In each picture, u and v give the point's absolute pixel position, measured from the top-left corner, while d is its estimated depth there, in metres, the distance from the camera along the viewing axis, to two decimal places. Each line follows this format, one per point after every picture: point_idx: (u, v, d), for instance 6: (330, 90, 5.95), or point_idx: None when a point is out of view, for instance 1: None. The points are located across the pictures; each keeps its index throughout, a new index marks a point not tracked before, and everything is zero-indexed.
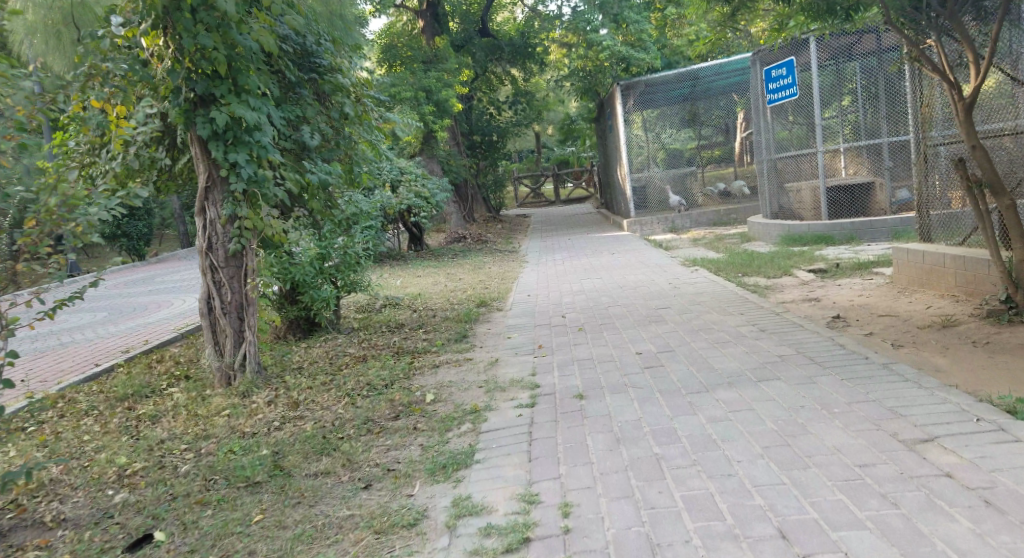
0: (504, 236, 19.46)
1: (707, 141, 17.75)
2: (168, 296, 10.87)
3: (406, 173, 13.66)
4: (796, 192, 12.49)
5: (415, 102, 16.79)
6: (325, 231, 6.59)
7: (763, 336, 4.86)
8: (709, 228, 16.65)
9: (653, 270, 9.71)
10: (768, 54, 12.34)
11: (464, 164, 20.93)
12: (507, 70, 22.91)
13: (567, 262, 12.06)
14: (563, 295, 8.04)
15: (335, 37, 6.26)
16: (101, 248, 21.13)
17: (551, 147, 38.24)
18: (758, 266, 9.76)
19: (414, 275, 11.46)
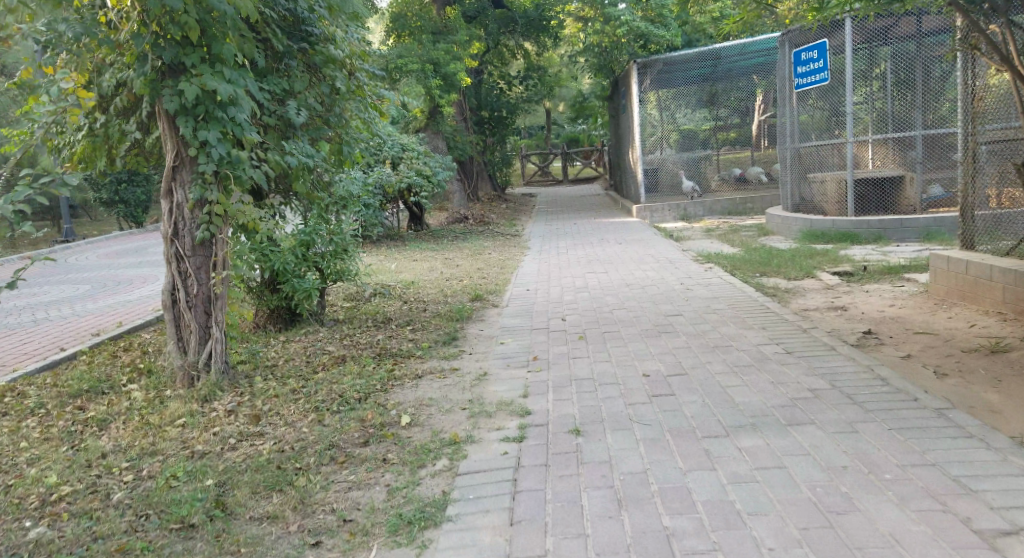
0: (510, 217, 18.93)
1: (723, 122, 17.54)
2: (152, 270, 10.34)
3: (408, 149, 13.21)
4: (821, 183, 11.99)
5: (421, 75, 16.24)
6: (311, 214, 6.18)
7: (787, 362, 4.36)
8: (723, 217, 16.12)
9: (664, 265, 9.17)
10: (800, 35, 11.78)
11: (471, 140, 20.35)
12: (520, 43, 22.30)
13: (573, 251, 11.53)
14: (567, 291, 7.55)
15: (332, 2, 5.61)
16: (97, 213, 20.55)
17: (562, 125, 37.57)
18: (777, 265, 9.24)
19: (413, 258, 10.95)
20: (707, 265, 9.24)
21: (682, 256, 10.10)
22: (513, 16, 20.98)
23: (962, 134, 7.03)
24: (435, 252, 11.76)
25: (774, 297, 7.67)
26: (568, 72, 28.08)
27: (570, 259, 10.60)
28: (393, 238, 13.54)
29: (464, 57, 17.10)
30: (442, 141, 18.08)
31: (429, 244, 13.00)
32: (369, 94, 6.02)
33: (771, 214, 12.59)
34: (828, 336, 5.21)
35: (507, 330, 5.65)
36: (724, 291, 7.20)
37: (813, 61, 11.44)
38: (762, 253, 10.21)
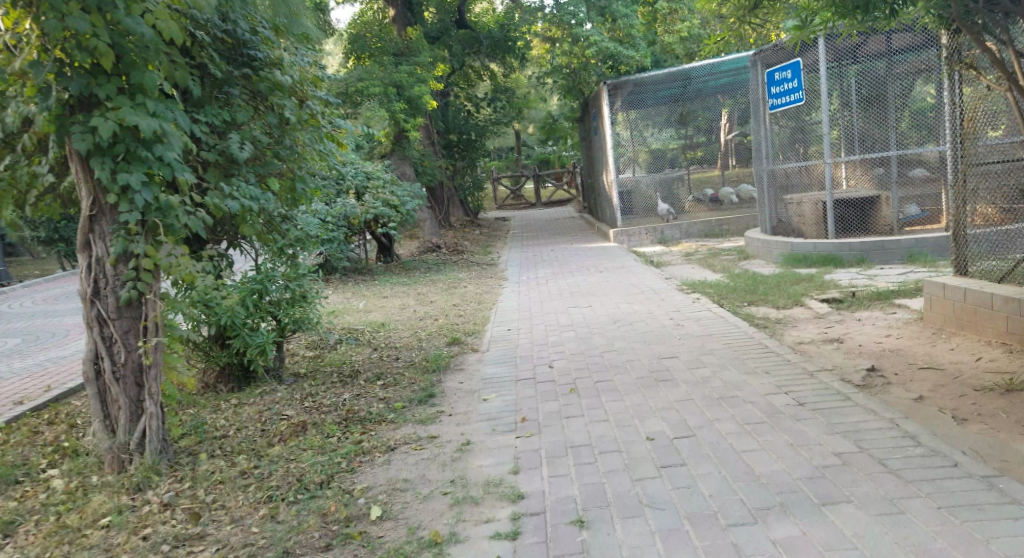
0: (481, 243, 18.44)
1: (689, 141, 17.23)
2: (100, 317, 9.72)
3: (373, 178, 12.70)
4: (796, 205, 11.58)
5: (385, 99, 15.97)
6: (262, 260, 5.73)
7: (804, 415, 3.87)
8: (700, 240, 15.68)
9: (647, 298, 8.71)
10: (772, 55, 11.55)
11: (439, 166, 19.89)
12: (486, 65, 21.97)
13: (549, 283, 11.07)
14: (548, 332, 7.05)
15: (276, 24, 5.39)
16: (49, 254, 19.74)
17: (532, 146, 37.18)
18: (764, 292, 8.78)
19: (382, 296, 10.39)
20: (695, 295, 8.79)
21: (666, 285, 9.66)
22: (477, 37, 20.75)
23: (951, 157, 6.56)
24: (406, 287, 11.22)
25: (766, 329, 7.23)
26: (535, 93, 27.74)
27: (548, 291, 10.16)
28: (360, 272, 13.01)
29: (428, 78, 16.84)
30: (409, 168, 17.58)
31: (398, 278, 12.48)
32: (325, 124, 5.68)
33: (750, 237, 12.18)
34: (839, 381, 4.74)
35: (482, 387, 5.14)
36: (717, 326, 6.76)
37: (787, 80, 11.21)
38: (746, 278, 9.80)
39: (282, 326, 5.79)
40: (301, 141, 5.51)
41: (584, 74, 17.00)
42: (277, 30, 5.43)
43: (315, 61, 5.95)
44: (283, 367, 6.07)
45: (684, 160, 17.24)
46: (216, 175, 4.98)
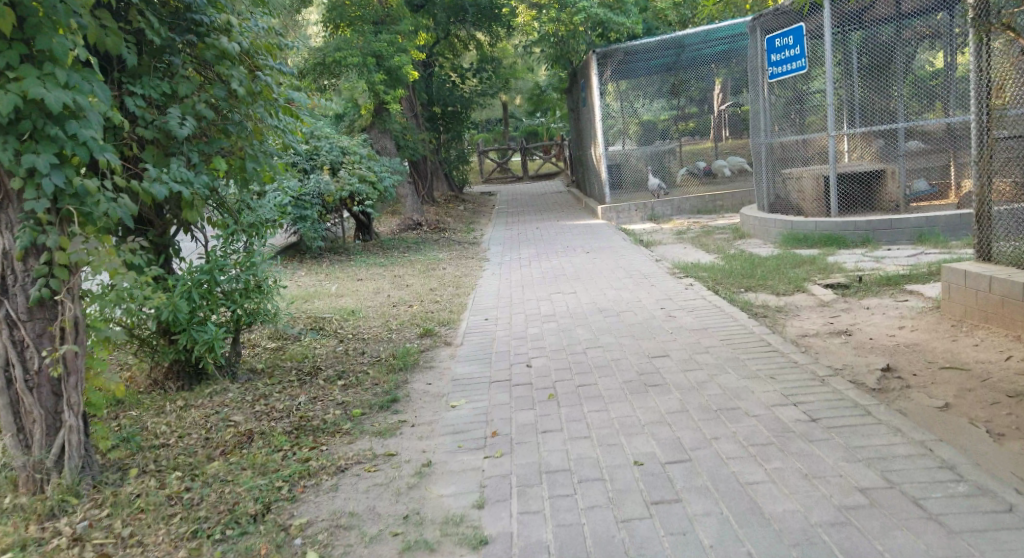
0: (465, 219, 17.89)
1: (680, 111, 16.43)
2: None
3: (349, 153, 12.17)
4: (796, 180, 11.21)
5: (364, 70, 15.53)
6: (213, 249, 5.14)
7: (821, 442, 3.40)
8: (692, 217, 15.15)
9: (637, 282, 8.23)
10: (773, 19, 11.01)
11: (422, 139, 19.30)
12: (472, 34, 21.34)
13: (532, 266, 10.56)
14: (529, 325, 6.55)
15: None
16: None
17: (519, 119, 36.55)
18: (763, 276, 8.29)
19: (357, 279, 9.91)
20: (687, 279, 8.32)
21: (657, 268, 9.19)
22: (462, 5, 20.07)
23: (976, 126, 6.26)
24: (383, 269, 10.74)
25: (765, 320, 6.77)
26: (522, 63, 27.07)
27: (532, 276, 9.65)
28: (337, 251, 12.51)
29: (409, 48, 16.39)
30: (390, 141, 17.12)
31: (376, 258, 12.00)
32: (279, 97, 5.18)
33: (746, 215, 11.66)
34: (854, 388, 4.27)
35: (453, 390, 4.64)
36: (711, 318, 6.28)
37: (789, 47, 10.68)
38: (740, 260, 9.33)
39: (234, 318, 5.25)
40: (254, 117, 4.99)
41: (571, 45, 16.41)
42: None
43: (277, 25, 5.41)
44: (239, 363, 5.54)
45: (678, 132, 16.65)
46: (156, 157, 4.50)
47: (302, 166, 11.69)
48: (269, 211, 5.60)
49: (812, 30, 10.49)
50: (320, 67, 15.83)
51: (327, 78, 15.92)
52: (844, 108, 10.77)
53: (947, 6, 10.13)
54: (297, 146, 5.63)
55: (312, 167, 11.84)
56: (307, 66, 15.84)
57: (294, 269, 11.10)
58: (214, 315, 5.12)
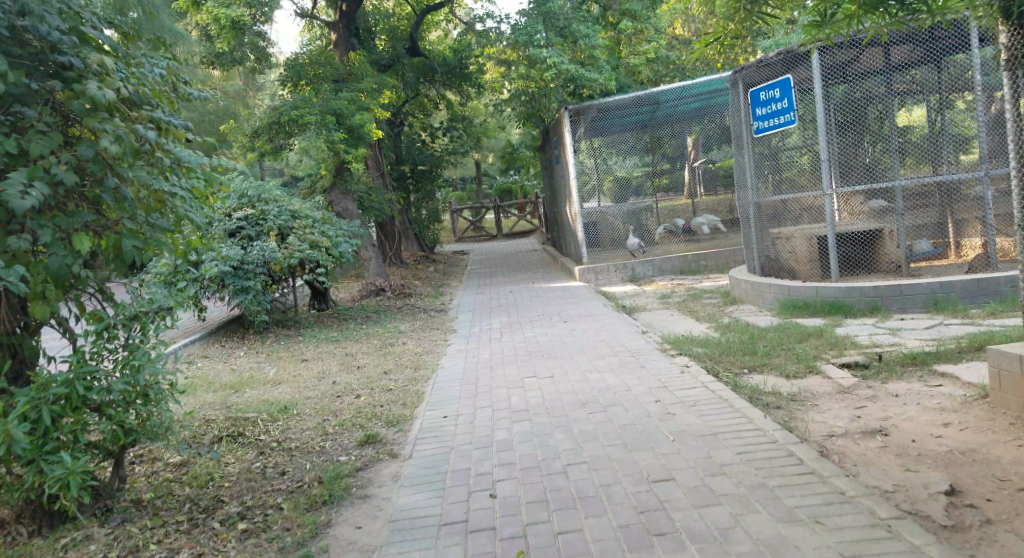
0: (433, 282, 16.73)
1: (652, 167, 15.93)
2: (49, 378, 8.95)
3: (300, 218, 11.81)
4: (786, 241, 10.21)
5: (323, 128, 14.58)
6: (82, 354, 4.38)
7: None
8: (675, 277, 13.81)
9: (624, 362, 7.12)
10: (756, 72, 10.10)
11: (389, 199, 18.29)
12: (442, 93, 20.64)
13: (500, 341, 9.38)
14: (495, 429, 5.43)
15: (97, 36, 4.31)
16: None
17: (494, 176, 35.79)
18: (768, 352, 7.15)
19: (311, 372, 8.71)
20: (681, 358, 7.17)
21: (644, 344, 8.05)
22: (431, 65, 19.49)
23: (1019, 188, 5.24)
24: (338, 354, 9.57)
25: (779, 413, 5.61)
26: (494, 121, 26.21)
27: (504, 353, 8.47)
28: (292, 334, 11.36)
29: (372, 105, 15.55)
30: (351, 203, 15.97)
31: (330, 337, 10.81)
32: (166, 157, 4.48)
33: (737, 278, 10.53)
34: (937, 543, 3.41)
35: (386, 541, 3.93)
36: (717, 417, 5.15)
37: (775, 100, 9.77)
38: (738, 333, 8.20)
39: (109, 439, 4.37)
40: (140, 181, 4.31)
41: (543, 101, 15.33)
42: (102, 48, 4.35)
43: (174, 77, 4.89)
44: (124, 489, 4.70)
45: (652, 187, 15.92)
46: None
47: (246, 233, 11.29)
48: (163, 300, 4.80)
49: (800, 82, 9.53)
50: (276, 126, 14.82)
51: (285, 137, 14.88)
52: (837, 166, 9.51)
53: (937, 58, 9.06)
54: (205, 219, 4.90)
55: (257, 234, 11.37)
56: (262, 125, 14.85)
57: (245, 356, 9.95)
58: (80, 441, 4.26)
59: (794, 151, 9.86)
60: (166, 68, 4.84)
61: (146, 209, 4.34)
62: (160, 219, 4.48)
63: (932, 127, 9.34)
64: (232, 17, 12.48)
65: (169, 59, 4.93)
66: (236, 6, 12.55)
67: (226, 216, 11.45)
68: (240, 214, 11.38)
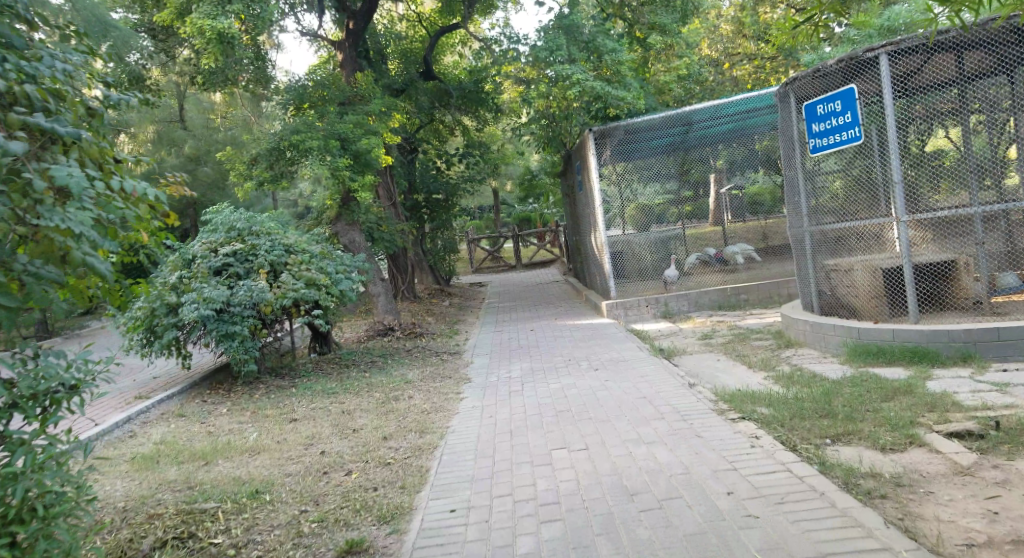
0: (447, 319, 15.54)
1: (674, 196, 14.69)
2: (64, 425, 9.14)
3: (295, 253, 10.99)
4: (844, 274, 8.93)
5: (327, 154, 13.52)
6: None
7: None
8: (713, 313, 12.26)
9: (678, 435, 5.98)
10: (810, 83, 8.90)
11: (401, 230, 17.18)
12: (457, 119, 19.62)
13: (522, 396, 8.06)
14: (527, 537, 4.43)
15: None
16: None
17: (512, 204, 34.61)
18: (853, 416, 5.89)
19: (305, 442, 7.54)
20: (738, 430, 5.97)
21: (692, 405, 6.75)
22: (447, 88, 18.58)
23: None
24: (338, 415, 8.42)
25: (890, 509, 4.35)
26: (511, 147, 25.11)
27: (525, 416, 7.19)
28: (285, 389, 10.19)
29: (380, 129, 14.45)
30: (358, 234, 14.82)
31: (328, 393, 9.62)
32: (59, 189, 3.55)
33: (789, 316, 9.28)
34: None
35: None
36: (816, 525, 4.16)
37: (836, 114, 8.56)
38: (805, 390, 6.92)
39: None
40: (24, 211, 3.38)
41: (565, 125, 14.18)
42: None
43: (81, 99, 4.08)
44: None
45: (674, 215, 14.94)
46: None
47: (234, 270, 10.47)
48: (66, 376, 3.81)
49: (865, 93, 8.29)
50: (278, 153, 13.73)
51: (288, 163, 13.79)
52: (913, 191, 8.20)
53: (1011, 68, 7.77)
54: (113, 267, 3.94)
55: (247, 271, 10.56)
56: (263, 151, 13.77)
57: (227, 416, 9.14)
58: None
59: (845, 174, 8.70)
60: (68, 84, 3.97)
61: (32, 250, 3.42)
62: (50, 264, 3.49)
63: (997, 147, 8.16)
64: (219, 30, 11.38)
65: (74, 79, 4.07)
66: (226, 17, 11.55)
67: (212, 252, 10.65)
68: (227, 250, 10.54)
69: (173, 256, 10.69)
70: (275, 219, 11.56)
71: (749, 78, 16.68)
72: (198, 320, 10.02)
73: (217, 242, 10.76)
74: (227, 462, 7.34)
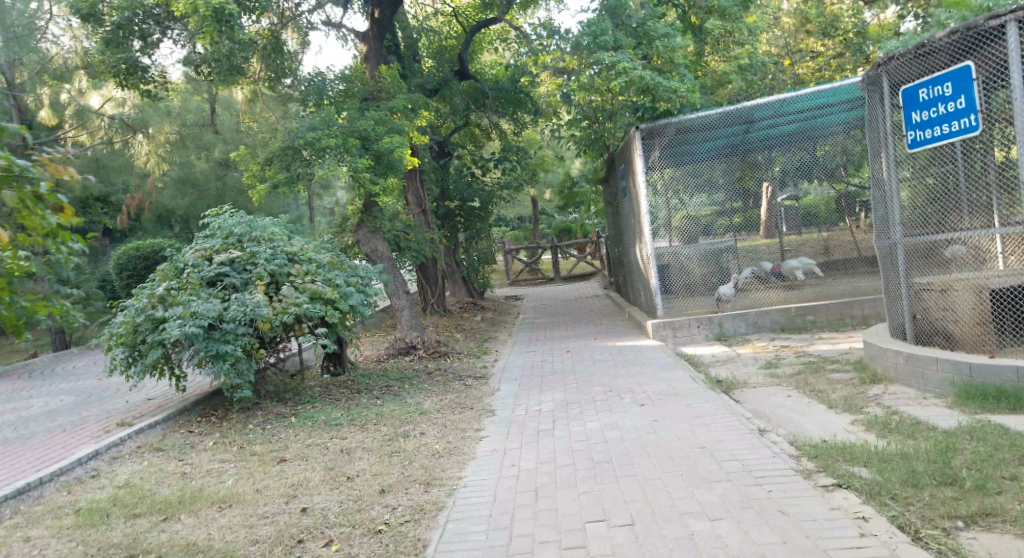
0: (478, 335, 14.14)
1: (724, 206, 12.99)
2: (27, 468, 7.93)
3: (300, 262, 9.71)
4: (945, 296, 7.35)
5: (345, 153, 12.27)
6: None
7: None
8: (777, 336, 10.60)
9: (752, 510, 4.57)
10: (907, 65, 7.40)
11: (431, 238, 15.88)
12: (494, 122, 18.35)
13: (551, 438, 6.61)
14: None
15: None
16: None
17: (552, 214, 33.17)
18: (994, 495, 4.44)
19: (287, 494, 6.08)
20: (830, 506, 4.51)
21: (766, 460, 5.24)
22: (482, 88, 17.23)
23: None
24: (335, 456, 7.04)
25: None
26: (550, 152, 23.73)
27: (551, 468, 5.75)
28: (285, 418, 8.81)
29: (405, 128, 13.14)
30: (382, 243, 13.43)
31: (331, 425, 8.25)
32: None
33: (874, 345, 7.69)
34: None
35: None
36: None
37: (946, 99, 7.03)
38: (911, 442, 5.39)
39: None
40: None
41: (609, 124, 12.77)
42: None
43: None
44: None
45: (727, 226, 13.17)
46: None
47: (229, 281, 9.23)
48: None
49: (984, 72, 6.79)
50: (294, 152, 12.34)
51: (303, 164, 12.31)
52: None
53: None
54: None
55: (245, 282, 9.32)
56: (277, 151, 12.37)
57: (210, 452, 7.84)
58: None
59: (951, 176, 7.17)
60: None
61: None
62: None
63: None
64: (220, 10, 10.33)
65: None
66: None
67: (206, 261, 9.43)
68: (222, 257, 9.30)
69: (165, 265, 9.48)
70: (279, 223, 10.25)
71: (811, 77, 15.24)
72: (184, 339, 8.73)
73: (213, 249, 9.55)
74: (190, 518, 5.95)
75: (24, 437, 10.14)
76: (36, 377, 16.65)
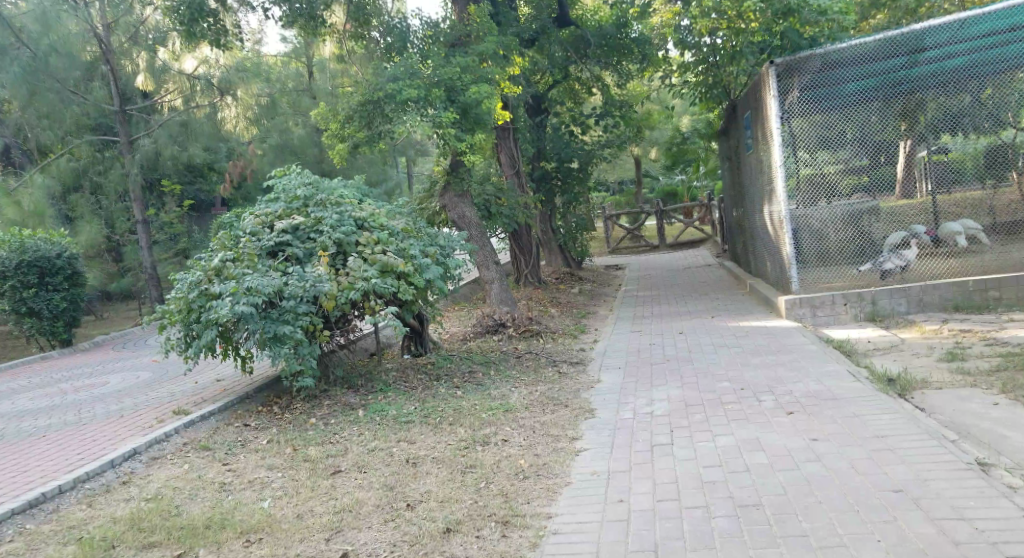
0: (577, 310, 12.60)
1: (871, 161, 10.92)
2: (62, 464, 6.89)
3: (371, 228, 8.40)
4: None
5: (428, 106, 10.84)
6: None
7: None
8: (949, 316, 8.61)
9: None
10: None
11: (526, 202, 14.36)
12: (596, 73, 16.65)
13: (674, 459, 5.02)
14: None
15: None
16: (28, 364, 15.21)
17: (657, 176, 31.15)
18: None
19: (330, 528, 4.77)
20: None
21: (1008, 525, 3.84)
22: (584, 35, 15.57)
23: None
24: (398, 470, 5.66)
25: None
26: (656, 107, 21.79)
27: (681, 520, 4.21)
28: (352, 410, 7.52)
29: (495, 76, 11.57)
30: (470, 208, 11.92)
31: (402, 422, 6.88)
32: None
33: None
34: None
35: None
36: None
37: None
38: None
39: None
40: None
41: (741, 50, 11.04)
42: None
43: None
44: None
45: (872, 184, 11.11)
46: None
47: (291, 252, 8.02)
48: None
49: None
50: (375, 107, 10.97)
51: (384, 121, 10.89)
52: None
53: None
54: None
55: (308, 253, 8.10)
56: (356, 107, 11.04)
57: (260, 454, 6.60)
58: None
59: None
60: None
61: None
62: None
63: None
64: None
65: None
66: None
67: (267, 228, 8.23)
68: (283, 224, 8.11)
69: (222, 233, 8.30)
70: (351, 184, 8.99)
71: None
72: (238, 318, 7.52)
73: (274, 215, 8.35)
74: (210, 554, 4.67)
75: (81, 420, 9.22)
76: (125, 349, 16.11)
